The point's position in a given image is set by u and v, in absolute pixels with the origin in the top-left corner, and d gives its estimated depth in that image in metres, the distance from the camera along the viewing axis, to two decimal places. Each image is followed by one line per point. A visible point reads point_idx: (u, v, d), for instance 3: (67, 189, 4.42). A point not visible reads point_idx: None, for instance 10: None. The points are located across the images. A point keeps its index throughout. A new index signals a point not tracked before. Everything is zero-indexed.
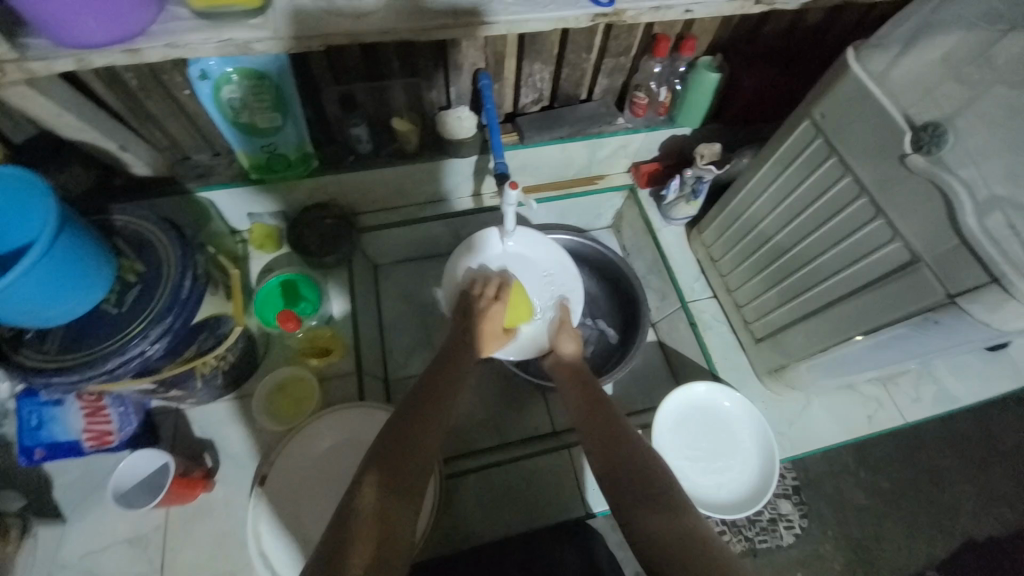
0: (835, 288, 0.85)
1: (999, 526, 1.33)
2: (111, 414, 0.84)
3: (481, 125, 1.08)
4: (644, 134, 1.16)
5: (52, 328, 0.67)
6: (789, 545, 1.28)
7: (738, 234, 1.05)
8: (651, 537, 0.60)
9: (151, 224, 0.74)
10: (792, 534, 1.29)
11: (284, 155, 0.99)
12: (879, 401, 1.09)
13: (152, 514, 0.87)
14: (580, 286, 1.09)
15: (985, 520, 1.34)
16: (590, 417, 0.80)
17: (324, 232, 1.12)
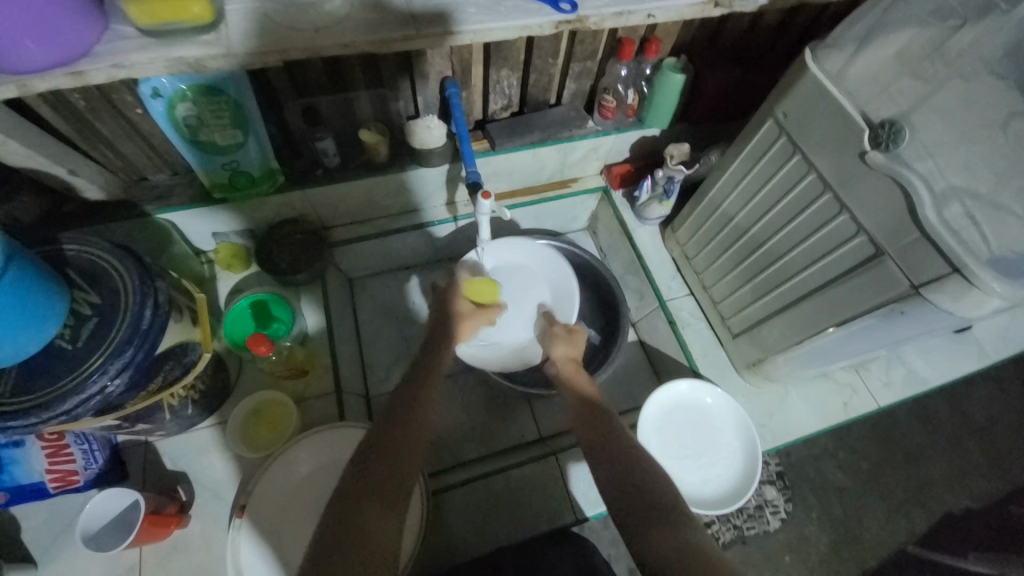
0: (805, 281, 0.87)
1: (971, 498, 1.39)
2: (75, 452, 0.79)
3: (451, 133, 1.07)
4: (614, 137, 1.17)
5: (2, 370, 0.63)
6: (776, 530, 1.32)
7: (713, 230, 1.06)
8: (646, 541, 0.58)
9: (106, 252, 0.71)
10: (778, 519, 1.32)
11: (248, 173, 0.95)
12: (852, 387, 1.12)
13: (125, 554, 0.83)
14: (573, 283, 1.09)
15: (958, 493, 1.39)
16: (584, 412, 0.78)
17: (295, 248, 1.10)
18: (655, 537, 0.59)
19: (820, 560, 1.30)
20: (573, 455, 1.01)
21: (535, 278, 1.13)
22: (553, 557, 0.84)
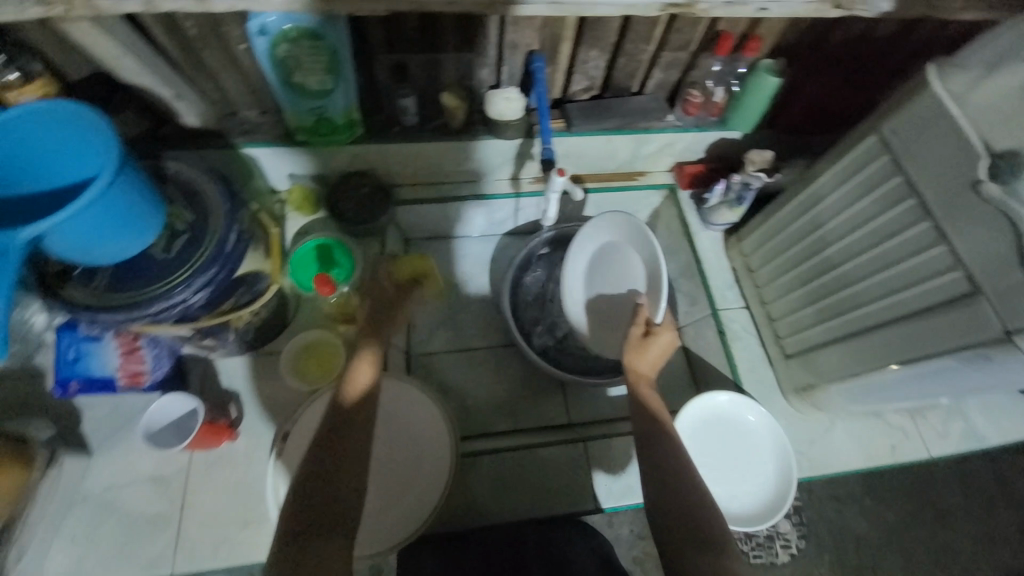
0: (879, 312, 0.83)
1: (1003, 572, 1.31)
2: (145, 355, 0.86)
3: (528, 108, 1.06)
4: (692, 134, 1.14)
5: (101, 267, 0.68)
6: (784, 564, 1.31)
7: (787, 243, 1.02)
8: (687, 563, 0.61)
9: (202, 174, 0.75)
10: (788, 554, 1.33)
11: (331, 120, 0.97)
12: (904, 430, 1.06)
13: (175, 456, 0.90)
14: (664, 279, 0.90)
15: (990, 564, 1.32)
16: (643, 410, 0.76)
17: (360, 200, 1.12)
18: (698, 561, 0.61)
19: None
20: (601, 446, 1.02)
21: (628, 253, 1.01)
22: (570, 541, 0.86)
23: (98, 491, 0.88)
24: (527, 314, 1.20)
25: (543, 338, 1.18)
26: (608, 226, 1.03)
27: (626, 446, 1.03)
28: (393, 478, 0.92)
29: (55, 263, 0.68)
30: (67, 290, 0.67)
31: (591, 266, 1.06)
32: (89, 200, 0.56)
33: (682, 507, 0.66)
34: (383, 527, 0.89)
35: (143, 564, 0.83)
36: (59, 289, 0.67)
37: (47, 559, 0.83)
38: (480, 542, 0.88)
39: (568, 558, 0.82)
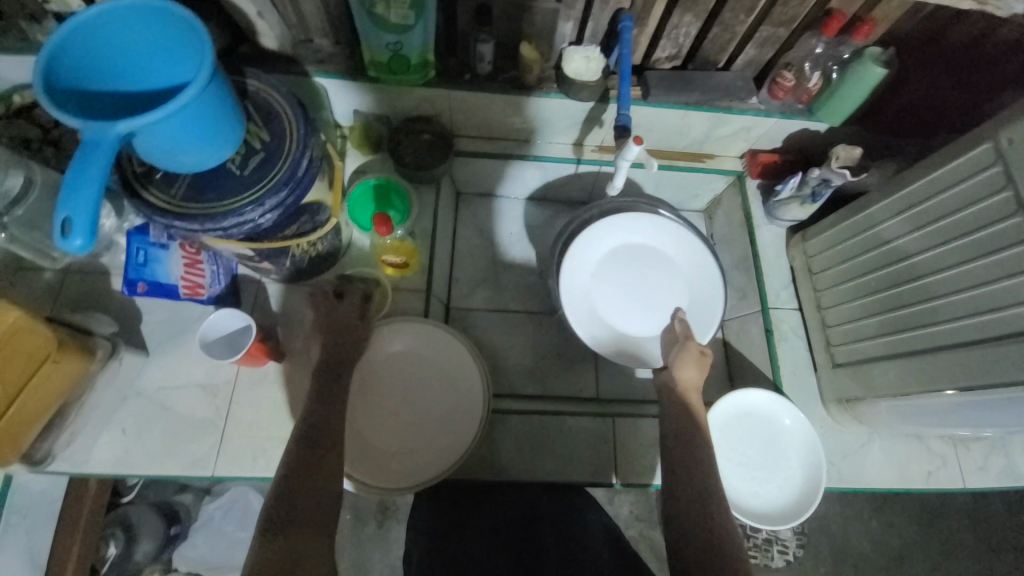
0: (952, 333, 0.80)
1: None
2: (206, 269, 0.89)
3: (608, 71, 1.01)
4: (775, 120, 1.07)
5: (181, 174, 0.69)
6: (777, 567, 1.39)
7: (858, 248, 0.97)
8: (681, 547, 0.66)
9: (281, 95, 0.75)
10: (783, 558, 1.40)
11: (407, 58, 0.94)
12: (943, 458, 1.02)
13: (225, 368, 0.94)
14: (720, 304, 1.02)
15: None
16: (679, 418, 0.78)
17: (421, 146, 1.11)
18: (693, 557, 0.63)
19: None
20: (629, 424, 1.03)
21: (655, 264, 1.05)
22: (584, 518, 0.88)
23: (148, 390, 0.92)
24: None
25: None
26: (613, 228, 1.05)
27: (653, 428, 1.02)
28: (423, 424, 0.95)
29: (139, 166, 0.70)
30: (148, 192, 0.69)
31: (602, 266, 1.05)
32: (181, 101, 0.56)
33: (697, 513, 0.66)
34: (405, 469, 0.91)
35: (186, 463, 0.89)
36: (141, 191, 0.69)
37: (96, 447, 0.88)
38: (498, 508, 0.91)
39: (580, 541, 0.83)
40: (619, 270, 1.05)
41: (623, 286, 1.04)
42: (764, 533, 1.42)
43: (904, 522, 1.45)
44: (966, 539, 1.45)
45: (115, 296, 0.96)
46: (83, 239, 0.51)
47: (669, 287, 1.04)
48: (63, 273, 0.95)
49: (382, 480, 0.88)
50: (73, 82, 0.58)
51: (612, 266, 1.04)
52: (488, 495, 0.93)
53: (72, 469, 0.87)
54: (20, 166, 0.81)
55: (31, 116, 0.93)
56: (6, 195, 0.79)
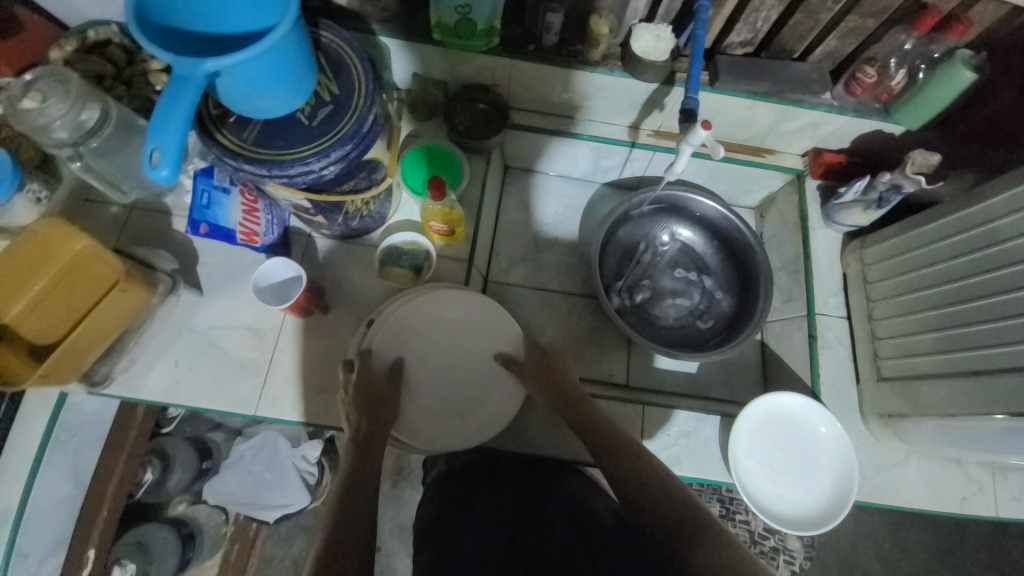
0: (1011, 357, 0.76)
1: None
2: (261, 218, 0.92)
3: (677, 52, 0.97)
4: (848, 118, 1.02)
5: (253, 119, 0.71)
6: None
7: (921, 260, 0.93)
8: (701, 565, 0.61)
9: (352, 50, 0.76)
10: (789, 568, 1.37)
11: (473, 23, 0.93)
12: (980, 485, 0.98)
13: (272, 314, 0.98)
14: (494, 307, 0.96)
15: None
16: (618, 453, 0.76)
17: (475, 115, 1.10)
18: (700, 551, 0.63)
19: None
20: (658, 413, 1.01)
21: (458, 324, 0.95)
22: (583, 485, 0.79)
23: (201, 327, 0.97)
24: (611, 271, 1.18)
25: (622, 296, 1.17)
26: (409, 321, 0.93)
27: (683, 420, 1.01)
28: (454, 390, 0.94)
29: (214, 107, 0.72)
30: (221, 134, 0.71)
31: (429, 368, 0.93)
32: (265, 45, 0.56)
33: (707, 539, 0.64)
34: (434, 432, 0.90)
35: (231, 400, 0.93)
36: (214, 132, 0.71)
37: (150, 375, 0.94)
38: (498, 477, 0.82)
39: (578, 504, 0.74)
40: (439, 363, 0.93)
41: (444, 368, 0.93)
42: (772, 541, 1.39)
43: (919, 548, 1.41)
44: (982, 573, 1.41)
45: (174, 235, 1.00)
46: (169, 171, 0.54)
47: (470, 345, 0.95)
48: (129, 208, 1.00)
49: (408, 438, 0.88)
50: (164, 20, 0.59)
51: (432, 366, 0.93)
52: (486, 466, 0.86)
53: (127, 393, 0.92)
54: (97, 100, 0.83)
55: (104, 52, 0.95)
56: (82, 127, 0.82)
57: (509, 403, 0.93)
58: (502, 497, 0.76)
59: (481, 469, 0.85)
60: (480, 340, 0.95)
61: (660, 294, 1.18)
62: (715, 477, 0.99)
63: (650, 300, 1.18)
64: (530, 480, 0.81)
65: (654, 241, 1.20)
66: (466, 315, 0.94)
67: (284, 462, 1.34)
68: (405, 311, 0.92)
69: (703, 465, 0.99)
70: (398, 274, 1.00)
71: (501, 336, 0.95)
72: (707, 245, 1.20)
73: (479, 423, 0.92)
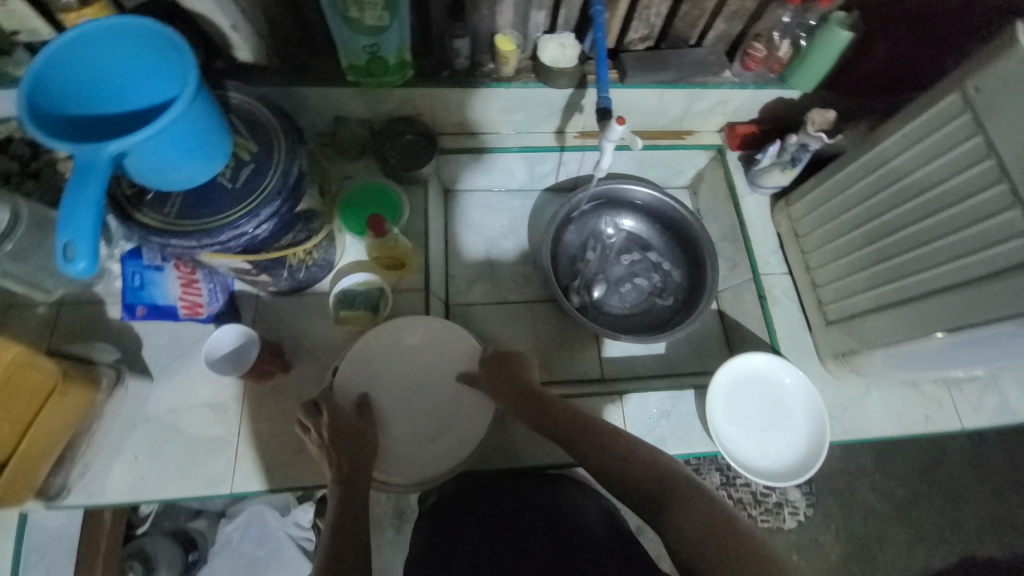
0: (934, 279, 0.83)
1: (1001, 549, 1.38)
2: (202, 288, 0.88)
3: (584, 56, 1.03)
4: (750, 91, 1.09)
5: (172, 193, 0.69)
6: (789, 528, 1.39)
7: (841, 207, 1.00)
8: (682, 538, 0.57)
9: (265, 107, 0.76)
10: (795, 520, 1.39)
11: (384, 60, 0.95)
12: (940, 402, 1.06)
13: (232, 385, 0.94)
14: (448, 326, 0.98)
15: (988, 541, 1.39)
16: (583, 436, 0.74)
17: (405, 148, 1.10)
18: (680, 517, 0.59)
19: (829, 567, 1.37)
20: (635, 400, 1.04)
21: (421, 352, 0.97)
22: (578, 494, 0.80)
23: (157, 415, 0.92)
24: (565, 272, 1.21)
25: (581, 294, 1.20)
26: (370, 358, 0.94)
27: (660, 400, 1.04)
28: (431, 419, 0.94)
29: (130, 187, 0.70)
30: (141, 213, 0.69)
31: (401, 401, 0.95)
32: (172, 117, 0.56)
33: (696, 505, 0.59)
34: (418, 462, 0.91)
35: (203, 482, 0.89)
36: (133, 212, 0.69)
37: (110, 476, 0.88)
38: (491, 497, 0.82)
39: (570, 511, 0.75)
40: (407, 394, 0.95)
41: (413, 399, 0.95)
42: (774, 496, 1.42)
43: (910, 474, 1.44)
44: (973, 485, 1.44)
45: (112, 323, 0.95)
46: (88, 262, 0.52)
47: (436, 372, 0.97)
48: (58, 306, 0.94)
49: (388, 472, 0.89)
50: (59, 112, 0.58)
51: (404, 399, 0.95)
52: (476, 489, 0.85)
53: (88, 501, 0.87)
54: (6, 201, 0.79)
55: (7, 150, 0.91)
56: None
57: (482, 418, 0.94)
58: (495, 511, 0.78)
59: (472, 494, 0.85)
60: (445, 363, 0.97)
61: (615, 284, 1.22)
62: (701, 450, 1.02)
63: (608, 293, 1.21)
64: (529, 498, 0.80)
65: (600, 236, 1.24)
66: (426, 342, 0.97)
67: (277, 533, 1.27)
68: (362, 349, 0.94)
69: (688, 440, 1.02)
70: (355, 317, 0.99)
71: (466, 355, 0.97)
72: (650, 230, 1.25)
73: (456, 444, 0.93)
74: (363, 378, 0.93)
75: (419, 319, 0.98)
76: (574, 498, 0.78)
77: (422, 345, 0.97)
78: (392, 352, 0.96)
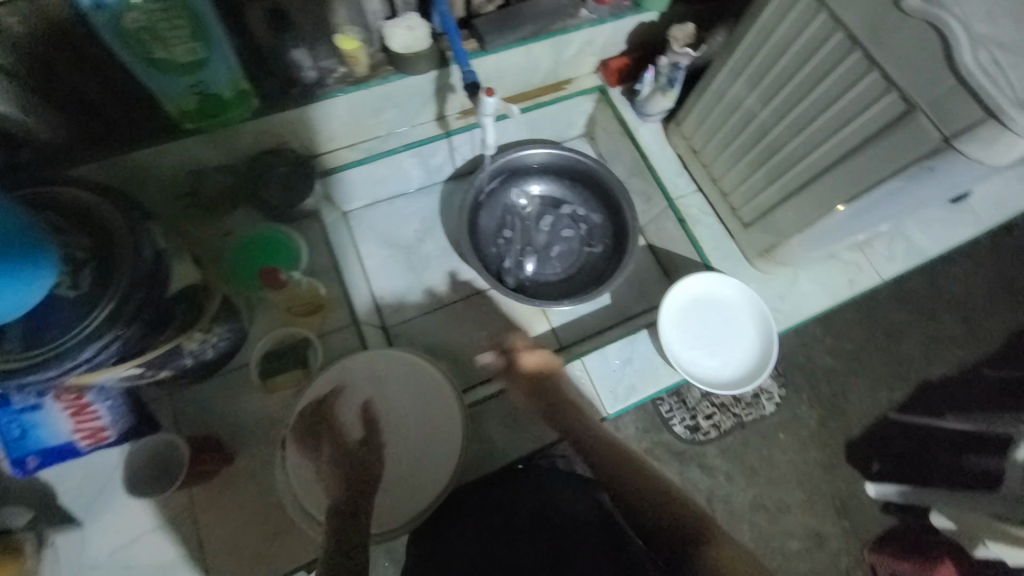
0: (821, 158, 0.86)
1: (950, 366, 1.52)
2: (99, 410, 0.78)
3: (436, 33, 0.96)
4: (611, 25, 1.08)
5: (8, 327, 0.59)
6: (771, 413, 1.47)
7: (725, 114, 1.03)
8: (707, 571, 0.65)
9: (89, 191, 0.66)
10: (773, 403, 1.47)
11: (218, 96, 0.85)
12: (858, 264, 1.14)
13: (176, 496, 0.84)
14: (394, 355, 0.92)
15: (937, 362, 1.53)
16: (617, 460, 0.80)
17: (282, 181, 0.99)
18: (709, 553, 0.66)
19: (811, 434, 1.47)
20: (596, 358, 1.03)
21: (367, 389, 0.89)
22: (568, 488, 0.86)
23: (103, 560, 0.82)
24: (494, 257, 1.18)
25: (514, 273, 1.17)
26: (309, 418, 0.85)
27: (619, 350, 1.05)
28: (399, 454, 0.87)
29: None
30: None
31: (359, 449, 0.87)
32: None
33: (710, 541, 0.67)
34: (404, 500, 0.86)
35: None
36: None
37: None
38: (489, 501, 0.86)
39: (565, 511, 0.80)
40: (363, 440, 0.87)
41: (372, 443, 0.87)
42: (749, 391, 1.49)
43: (855, 328, 1.55)
44: (908, 319, 1.57)
45: (6, 480, 0.81)
46: None
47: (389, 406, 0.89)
48: None
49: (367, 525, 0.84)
50: None
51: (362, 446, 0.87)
52: (470, 496, 0.88)
53: None
54: None
55: None
56: None
57: (449, 433, 0.89)
58: (494, 514, 0.82)
59: (467, 508, 0.84)
60: (396, 393, 0.90)
61: (544, 251, 1.20)
62: (669, 383, 1.04)
63: (540, 262, 1.19)
64: (524, 498, 0.84)
65: (514, 210, 1.21)
66: (368, 377, 0.90)
67: None
68: (299, 411, 0.85)
69: (655, 378, 1.03)
70: (289, 377, 0.91)
71: (412, 374, 0.92)
72: (560, 187, 1.22)
73: (433, 469, 0.87)
74: (308, 441, 0.83)
75: (351, 360, 0.90)
76: (566, 494, 0.84)
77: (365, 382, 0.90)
78: (331, 403, 0.87)
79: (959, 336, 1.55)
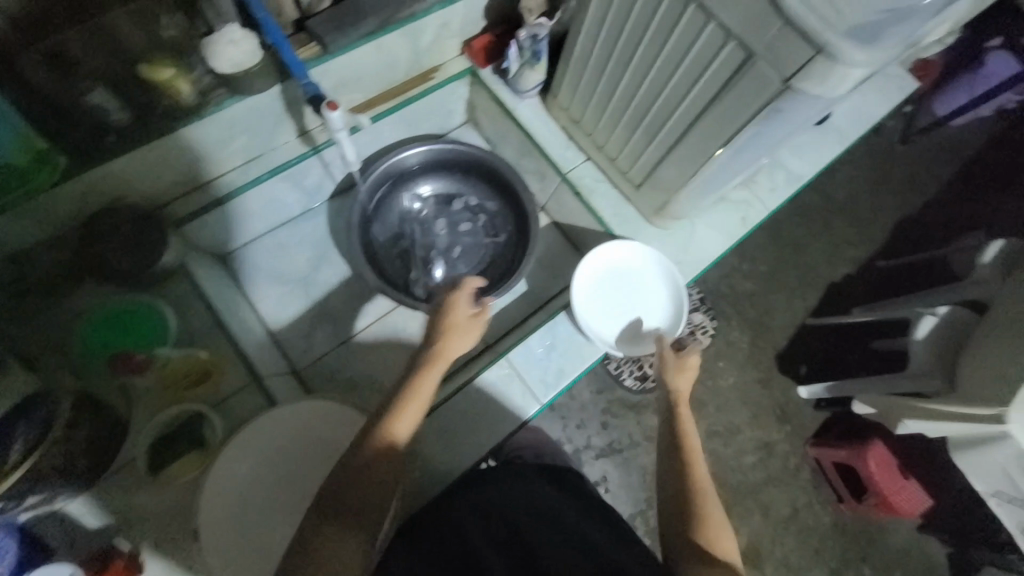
0: (687, 112, 0.87)
1: (850, 266, 1.65)
2: None
3: (267, 44, 0.83)
4: (463, 4, 1.01)
5: None
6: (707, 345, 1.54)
7: (594, 80, 1.00)
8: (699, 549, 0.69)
9: None
10: (708, 335, 1.54)
11: (9, 166, 0.72)
12: (746, 201, 1.19)
13: None
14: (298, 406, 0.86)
15: (840, 264, 1.65)
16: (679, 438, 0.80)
17: (128, 239, 0.87)
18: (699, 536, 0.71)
19: (745, 355, 1.56)
20: (519, 351, 1.03)
21: (281, 450, 0.84)
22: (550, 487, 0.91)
23: None
24: (397, 269, 1.12)
25: (423, 281, 1.13)
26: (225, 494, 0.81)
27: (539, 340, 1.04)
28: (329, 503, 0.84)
29: None
30: None
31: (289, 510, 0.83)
32: None
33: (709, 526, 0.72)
34: None
35: None
36: None
37: None
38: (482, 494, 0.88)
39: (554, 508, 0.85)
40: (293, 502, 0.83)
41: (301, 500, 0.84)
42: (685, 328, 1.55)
43: (765, 250, 1.65)
44: (809, 231, 1.68)
45: None
46: None
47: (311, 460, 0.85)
48: None
49: None
50: None
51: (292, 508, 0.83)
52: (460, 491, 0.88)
53: None
54: None
55: None
56: None
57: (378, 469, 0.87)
58: (487, 509, 0.84)
59: (443, 521, 0.83)
60: (315, 446, 0.85)
61: (449, 253, 1.16)
62: (593, 358, 1.05)
63: (448, 263, 1.15)
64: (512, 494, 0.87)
65: (410, 216, 1.15)
66: (279, 438, 0.85)
67: None
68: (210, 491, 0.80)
69: (581, 356, 1.05)
70: (191, 457, 0.84)
71: (324, 421, 0.86)
72: (451, 183, 1.17)
73: None
74: (229, 518, 0.80)
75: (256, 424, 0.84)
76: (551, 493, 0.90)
77: (278, 444, 0.84)
78: (245, 476, 0.82)
79: (854, 237, 1.67)
